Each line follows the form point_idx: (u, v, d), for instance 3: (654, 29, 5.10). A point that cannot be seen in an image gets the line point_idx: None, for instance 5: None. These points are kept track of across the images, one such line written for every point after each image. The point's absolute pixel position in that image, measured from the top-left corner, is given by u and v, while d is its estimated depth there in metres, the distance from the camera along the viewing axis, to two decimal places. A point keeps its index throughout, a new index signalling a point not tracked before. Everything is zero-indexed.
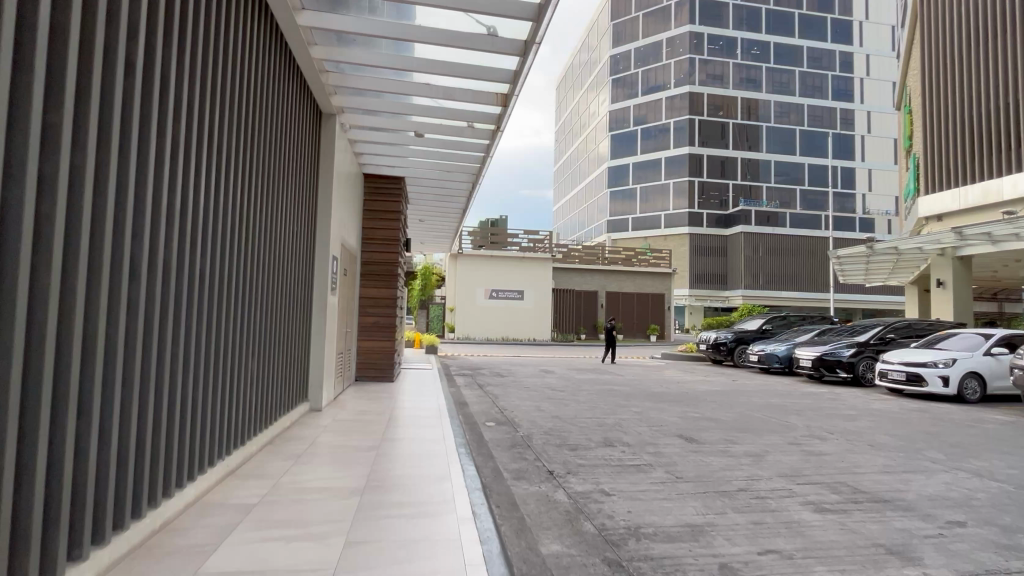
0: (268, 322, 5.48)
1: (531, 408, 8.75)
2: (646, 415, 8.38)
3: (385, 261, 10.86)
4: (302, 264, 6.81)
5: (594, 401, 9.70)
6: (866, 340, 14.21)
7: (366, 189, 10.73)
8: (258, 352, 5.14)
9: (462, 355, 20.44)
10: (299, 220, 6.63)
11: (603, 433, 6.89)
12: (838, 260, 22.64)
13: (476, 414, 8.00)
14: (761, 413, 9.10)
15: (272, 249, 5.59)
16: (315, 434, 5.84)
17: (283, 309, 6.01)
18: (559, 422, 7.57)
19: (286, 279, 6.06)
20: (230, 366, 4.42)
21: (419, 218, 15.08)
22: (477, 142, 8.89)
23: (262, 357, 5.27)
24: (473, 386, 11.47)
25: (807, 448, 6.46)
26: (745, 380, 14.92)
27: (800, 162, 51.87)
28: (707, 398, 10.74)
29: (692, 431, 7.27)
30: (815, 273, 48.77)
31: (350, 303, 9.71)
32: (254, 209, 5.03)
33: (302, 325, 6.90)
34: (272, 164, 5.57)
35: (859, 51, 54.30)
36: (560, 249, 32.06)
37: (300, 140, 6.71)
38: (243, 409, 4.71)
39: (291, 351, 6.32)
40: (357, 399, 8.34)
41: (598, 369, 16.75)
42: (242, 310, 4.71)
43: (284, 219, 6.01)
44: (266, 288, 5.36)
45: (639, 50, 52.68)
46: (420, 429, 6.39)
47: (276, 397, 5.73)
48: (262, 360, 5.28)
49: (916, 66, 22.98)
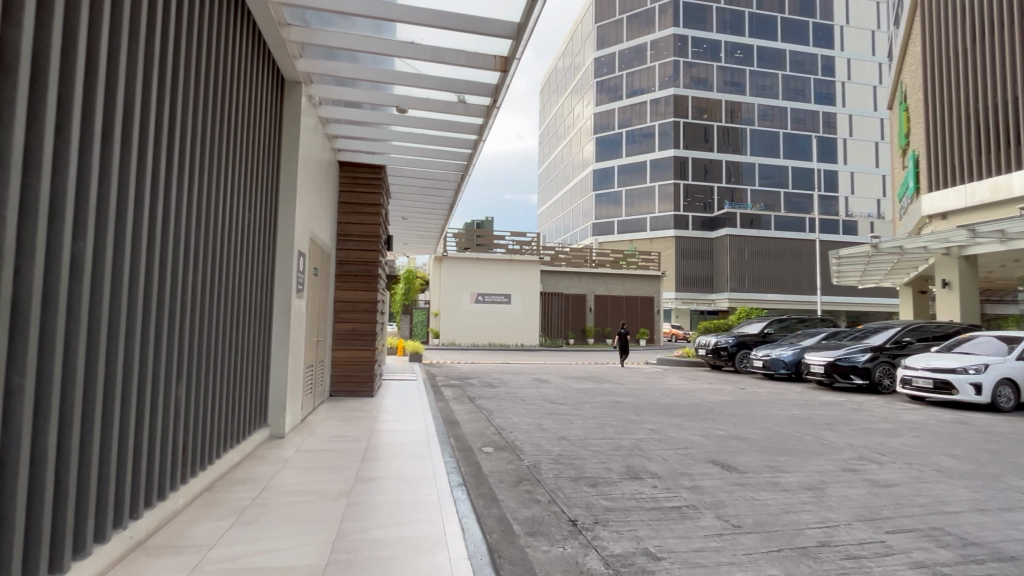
0: (206, 333, 4.24)
1: (532, 427, 7.63)
2: (665, 435, 7.30)
3: (364, 261, 9.65)
4: (257, 261, 5.51)
5: (601, 416, 8.62)
6: (880, 344, 13.33)
7: (341, 179, 9.56)
8: (191, 375, 3.95)
9: (448, 363, 19.29)
10: (253, 207, 5.35)
11: (623, 460, 5.81)
12: (837, 261, 21.83)
13: (469, 436, 6.85)
14: (789, 428, 8.10)
15: (212, 240, 4.34)
16: (271, 476, 4.59)
17: (229, 318, 4.75)
18: (568, 446, 6.46)
19: (233, 278, 4.81)
20: (142, 400, 3.26)
21: (402, 215, 13.92)
22: (470, 121, 7.69)
23: (195, 379, 4.05)
24: (462, 399, 10.31)
25: (868, 476, 5.42)
26: (753, 387, 13.98)
27: (784, 165, 51.62)
28: (723, 410, 9.72)
29: (725, 455, 6.22)
30: (801, 276, 48.36)
31: (324, 310, 8.52)
32: (183, 187, 3.79)
33: (259, 335, 5.62)
34: (212, 133, 4.32)
35: (840, 55, 54.33)
36: (547, 252, 31.03)
37: (255, 107, 5.44)
38: (165, 450, 3.52)
39: (240, 369, 5.04)
40: (329, 421, 7.07)
41: (594, 377, 15.73)
42: (162, 310, 3.52)
43: (230, 204, 4.75)
44: (201, 288, 4.14)
45: (624, 53, 52.09)
46: (400, 464, 5.17)
47: (219, 428, 4.50)
48: (197, 383, 4.06)
49: (911, 64, 22.48)
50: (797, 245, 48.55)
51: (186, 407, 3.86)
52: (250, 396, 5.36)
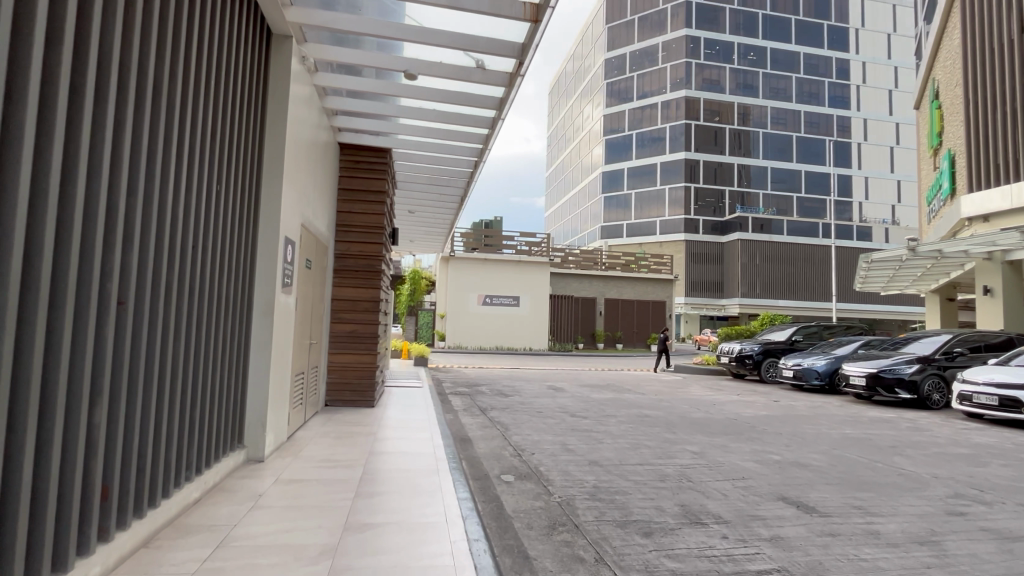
0: (150, 337, 3.16)
1: (556, 448, 6.59)
2: (713, 461, 6.25)
3: (367, 255, 8.64)
4: (230, 245, 4.41)
5: (632, 434, 7.56)
6: (929, 355, 12.19)
7: (342, 162, 8.58)
8: (116, 397, 2.82)
9: (455, 368, 18.29)
10: (224, 175, 4.26)
11: (675, 497, 4.79)
12: (868, 266, 20.59)
13: (485, 460, 5.83)
14: (851, 452, 7.01)
15: (162, 209, 3.27)
16: (235, 525, 3.49)
17: (188, 310, 3.67)
18: (604, 475, 5.43)
19: (195, 261, 3.74)
20: (14, 443, 2.22)
21: (409, 209, 12.88)
22: (489, 93, 6.67)
23: (131, 395, 2.97)
24: (472, 410, 9.28)
25: (986, 524, 4.34)
26: (786, 399, 12.87)
27: (797, 169, 50.45)
28: (767, 428, 8.63)
29: (794, 489, 5.15)
30: (815, 282, 46.92)
31: (319, 309, 7.48)
32: (110, 131, 2.72)
33: (230, 336, 4.50)
34: (166, 69, 3.24)
35: (856, 58, 53.07)
36: (557, 253, 29.96)
37: (230, 54, 4.34)
38: (68, 500, 2.48)
39: (204, 377, 3.94)
40: (320, 439, 6.02)
41: (612, 385, 14.67)
42: (59, 302, 2.41)
43: (192, 168, 3.66)
44: (143, 274, 3.06)
45: (634, 54, 51.10)
46: (400, 504, 4.09)
47: (170, 457, 3.42)
48: (133, 403, 2.97)
49: (948, 58, 21.19)
50: (810, 250, 47.07)
51: (113, 437, 2.80)
52: (219, 411, 4.29)
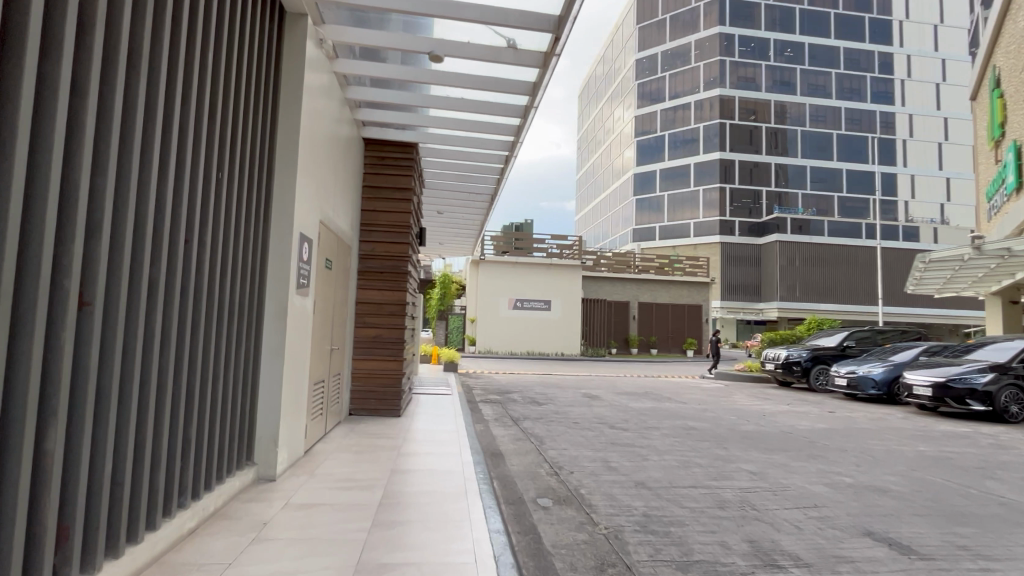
0: (129, 343, 2.72)
1: (597, 465, 5.98)
2: (776, 483, 5.53)
3: (392, 255, 8.19)
4: (236, 239, 3.95)
5: (680, 450, 6.87)
6: (1005, 363, 11.07)
7: (366, 158, 8.19)
8: (75, 420, 2.38)
9: (485, 373, 17.80)
10: (230, 161, 3.81)
11: (741, 530, 4.13)
12: (925, 266, 19.26)
13: (519, 479, 5.25)
14: (933, 473, 6.16)
15: (144, 194, 2.80)
16: (229, 565, 2.99)
17: (181, 310, 3.22)
18: (654, 500, 4.79)
19: (192, 258, 3.28)
20: None
21: (438, 210, 12.42)
22: (521, 77, 6.11)
23: (98, 414, 2.53)
24: (504, 420, 8.72)
25: None
26: (842, 411, 11.90)
27: (838, 168, 48.39)
28: (829, 444, 7.81)
29: (880, 522, 4.40)
30: (859, 285, 44.77)
31: (341, 312, 7.05)
32: (64, 96, 2.25)
33: (237, 343, 4.05)
34: (148, 27, 2.74)
35: (900, 51, 50.64)
36: (589, 256, 29.20)
37: (239, 27, 3.88)
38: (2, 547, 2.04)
39: (202, 387, 3.49)
40: (339, 454, 5.55)
41: (650, 394, 13.91)
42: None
43: (186, 149, 3.19)
44: (116, 270, 2.61)
45: (666, 53, 49.98)
46: (426, 537, 3.51)
47: (156, 482, 2.97)
48: (100, 423, 2.53)
49: (1010, 42, 19.69)
50: (853, 252, 44.93)
51: (74, 462, 2.38)
52: (224, 425, 3.84)
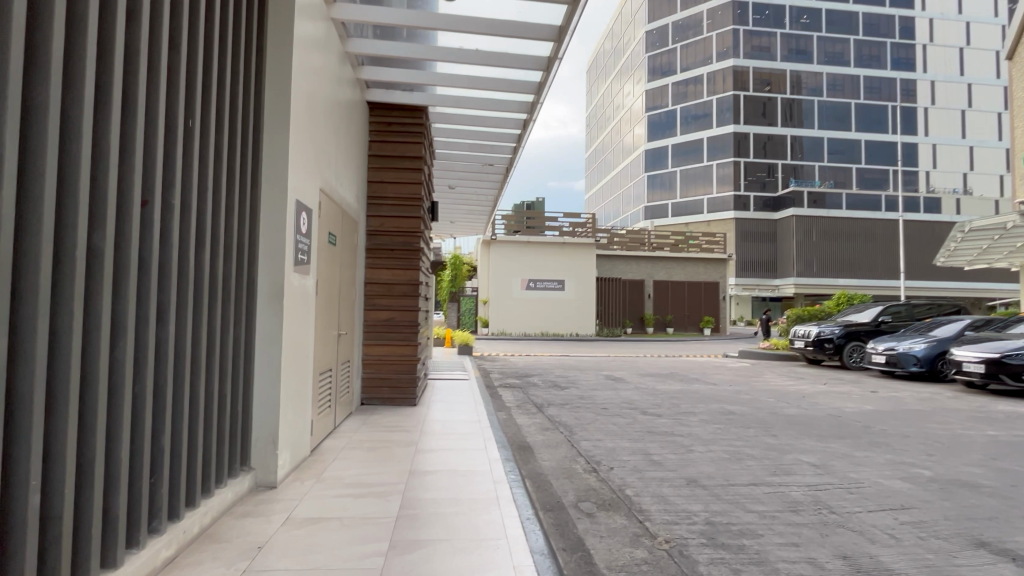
0: (60, 333, 2.09)
1: (638, 460, 5.32)
2: (848, 478, 4.86)
3: (402, 231, 7.50)
4: (218, 205, 3.25)
5: (727, 440, 6.20)
6: None
7: (371, 125, 7.47)
8: None
9: (501, 356, 17.20)
10: (210, 107, 3.10)
11: (831, 543, 3.44)
12: (964, 234, 18.29)
13: (553, 479, 4.60)
14: (1018, 463, 5.44)
15: (70, 139, 2.11)
16: None
17: (142, 288, 2.53)
18: (716, 504, 4.11)
19: (155, 224, 2.57)
20: None
21: (449, 185, 11.62)
22: (544, 21, 5.38)
23: (12, 425, 1.92)
24: (527, 408, 8.09)
25: None
26: (885, 390, 11.13)
27: (856, 139, 46.67)
28: (890, 429, 7.07)
29: (989, 529, 3.71)
30: (880, 258, 43.43)
31: (348, 293, 6.36)
32: None
33: (224, 326, 3.40)
34: None
35: (922, 15, 48.41)
36: (602, 234, 28.35)
37: None
38: None
39: (179, 387, 2.82)
40: (352, 451, 4.94)
41: (677, 375, 13.20)
42: None
43: (140, 73, 2.42)
44: (34, 238, 1.96)
45: (677, 23, 48.13)
46: (457, 564, 2.85)
47: (113, 508, 2.35)
48: (16, 440, 1.93)
49: None
50: (872, 225, 43.48)
51: None
52: (212, 430, 3.22)
